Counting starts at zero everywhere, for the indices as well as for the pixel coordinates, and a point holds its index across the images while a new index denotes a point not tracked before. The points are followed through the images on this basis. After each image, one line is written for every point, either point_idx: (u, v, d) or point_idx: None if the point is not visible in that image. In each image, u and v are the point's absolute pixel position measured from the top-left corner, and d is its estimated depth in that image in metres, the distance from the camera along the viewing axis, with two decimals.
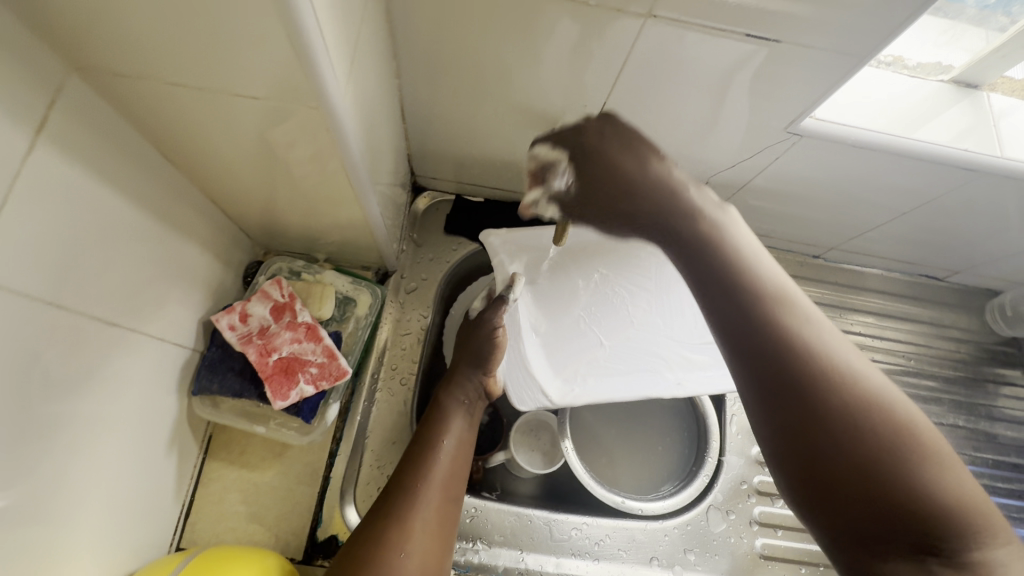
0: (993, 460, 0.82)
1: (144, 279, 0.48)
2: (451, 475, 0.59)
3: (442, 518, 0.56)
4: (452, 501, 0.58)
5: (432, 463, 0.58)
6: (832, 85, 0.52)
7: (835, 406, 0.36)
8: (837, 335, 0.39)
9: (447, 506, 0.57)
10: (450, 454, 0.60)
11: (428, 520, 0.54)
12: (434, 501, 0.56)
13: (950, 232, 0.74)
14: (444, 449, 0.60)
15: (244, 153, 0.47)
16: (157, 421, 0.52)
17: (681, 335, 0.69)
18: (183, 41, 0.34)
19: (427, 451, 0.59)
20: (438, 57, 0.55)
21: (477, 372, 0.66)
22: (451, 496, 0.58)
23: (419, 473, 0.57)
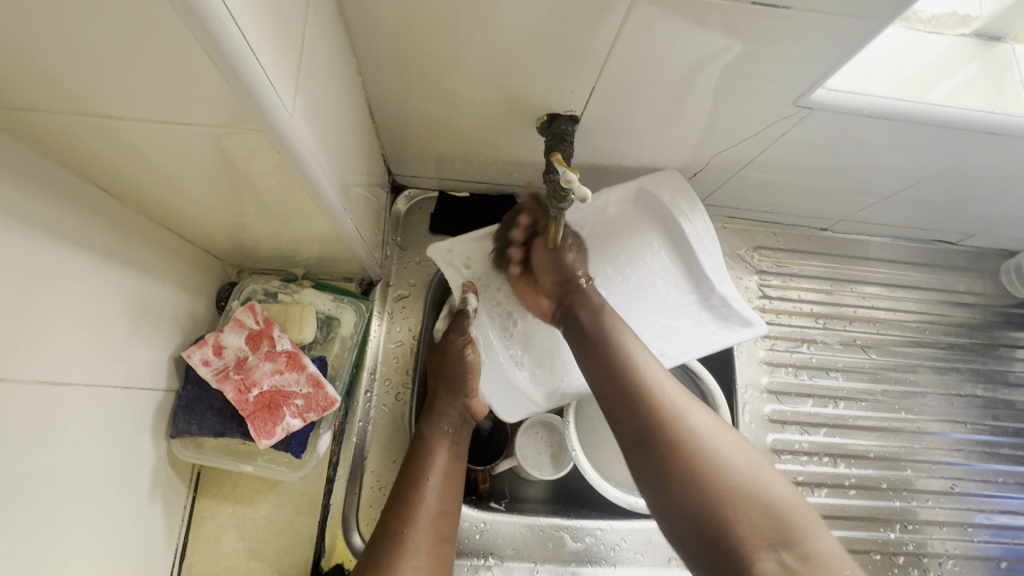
0: (1012, 428, 0.80)
1: (96, 325, 0.44)
2: (441, 513, 0.55)
3: (435, 563, 0.52)
4: (445, 540, 0.54)
5: (419, 505, 0.54)
6: (847, 54, 0.47)
7: (663, 434, 0.50)
8: (672, 396, 0.53)
9: (440, 546, 0.53)
10: (438, 490, 0.56)
11: (420, 569, 0.50)
12: (424, 546, 0.52)
13: (969, 196, 0.70)
14: (430, 487, 0.56)
15: (191, 179, 0.42)
16: (136, 469, 0.49)
17: (659, 306, 0.69)
18: (90, 65, 0.29)
19: (413, 492, 0.55)
20: (403, 49, 0.50)
21: (459, 397, 0.63)
22: (443, 536, 0.54)
23: (406, 519, 0.53)
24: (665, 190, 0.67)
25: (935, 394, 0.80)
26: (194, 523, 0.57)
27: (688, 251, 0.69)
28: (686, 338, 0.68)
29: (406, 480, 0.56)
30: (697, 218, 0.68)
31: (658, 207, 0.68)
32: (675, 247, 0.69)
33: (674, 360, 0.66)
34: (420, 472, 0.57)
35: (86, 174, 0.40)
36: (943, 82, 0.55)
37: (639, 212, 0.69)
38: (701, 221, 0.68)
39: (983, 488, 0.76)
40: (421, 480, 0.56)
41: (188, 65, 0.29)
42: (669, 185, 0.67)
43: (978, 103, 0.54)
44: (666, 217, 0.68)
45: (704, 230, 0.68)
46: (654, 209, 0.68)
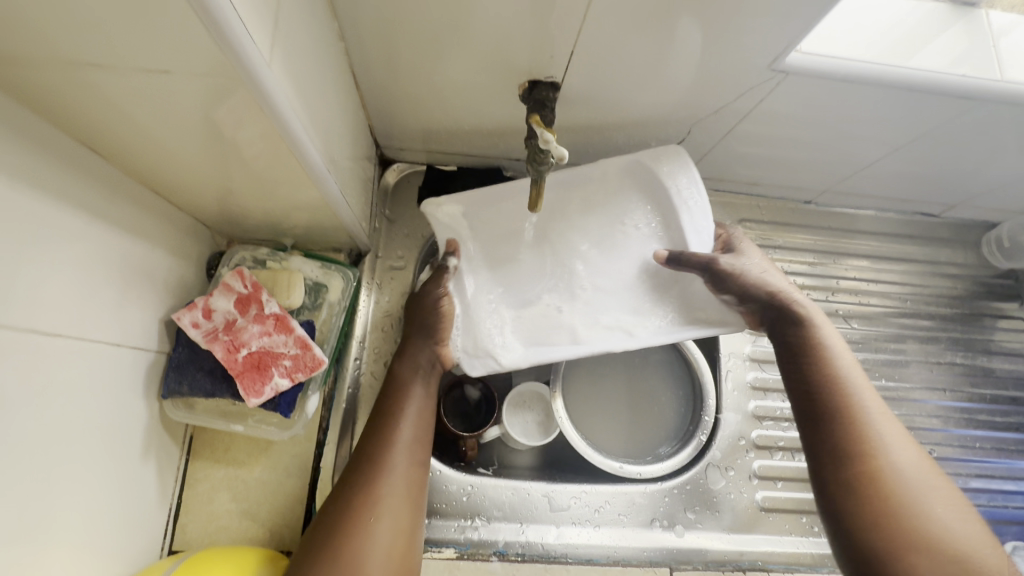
0: (990, 395, 0.81)
1: (86, 284, 0.45)
2: (417, 440, 0.57)
3: (413, 486, 0.54)
4: (420, 467, 0.56)
5: (394, 434, 0.55)
6: (819, 14, 0.48)
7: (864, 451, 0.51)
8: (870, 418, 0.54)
9: (415, 472, 0.55)
10: (410, 434, 0.56)
11: (396, 490, 0.53)
12: (400, 471, 0.54)
13: (950, 165, 0.71)
14: (405, 417, 0.57)
15: (179, 141, 0.43)
16: (128, 428, 0.50)
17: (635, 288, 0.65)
18: (71, 19, 0.29)
19: (389, 420, 0.56)
20: (384, 14, 0.50)
21: (430, 343, 0.62)
22: (418, 462, 0.56)
23: (380, 446, 0.55)
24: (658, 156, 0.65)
25: (917, 362, 0.81)
26: (187, 484, 0.58)
27: (670, 226, 0.66)
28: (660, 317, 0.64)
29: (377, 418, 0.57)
30: (686, 174, 0.64)
31: (653, 177, 0.65)
32: (663, 219, 0.66)
33: (645, 335, 0.63)
34: (392, 415, 0.57)
35: (71, 130, 0.41)
36: (919, 46, 0.55)
37: (633, 180, 0.66)
38: (689, 183, 0.65)
39: (961, 452, 0.78)
40: (393, 423, 0.56)
41: (168, 17, 0.29)
42: (671, 159, 0.65)
43: (953, 67, 0.55)
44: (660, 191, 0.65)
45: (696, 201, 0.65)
46: (649, 179, 0.66)
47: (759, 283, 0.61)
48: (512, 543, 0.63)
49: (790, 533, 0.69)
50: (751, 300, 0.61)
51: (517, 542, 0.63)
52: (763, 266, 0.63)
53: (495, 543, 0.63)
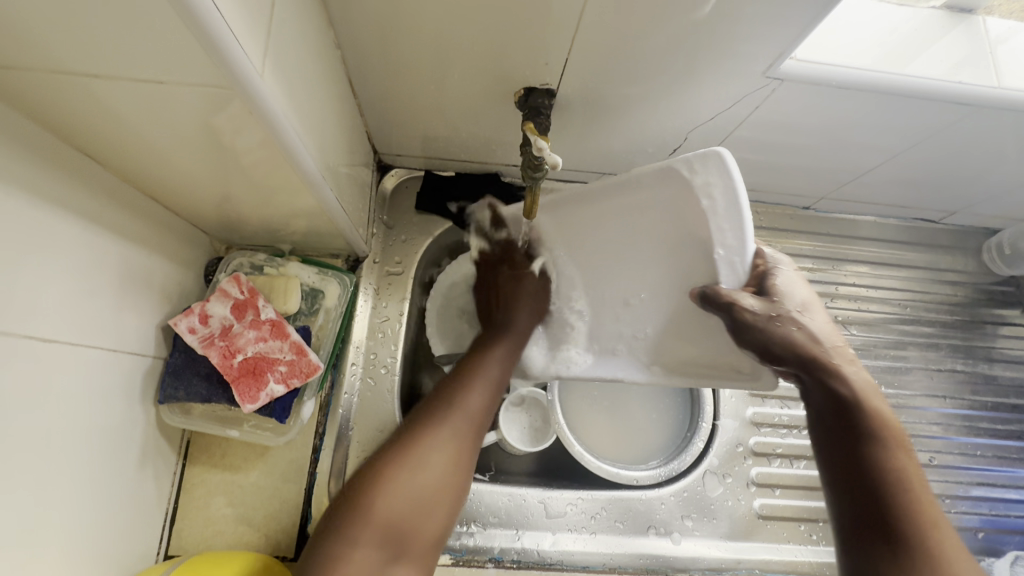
0: (991, 402, 0.81)
1: (84, 289, 0.45)
2: (485, 406, 0.55)
3: (469, 447, 0.53)
4: (480, 429, 0.54)
5: (466, 390, 0.55)
6: (812, 22, 0.48)
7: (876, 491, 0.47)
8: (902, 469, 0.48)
9: (475, 433, 0.53)
10: (484, 386, 0.56)
11: (454, 443, 0.52)
12: (461, 426, 0.53)
13: (949, 172, 0.70)
14: (484, 375, 0.57)
15: (177, 149, 0.43)
16: (125, 432, 0.51)
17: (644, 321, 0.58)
18: (65, 27, 0.30)
19: (466, 376, 0.56)
20: (380, 23, 0.51)
21: (524, 310, 0.62)
22: (481, 425, 0.54)
23: (453, 398, 0.54)
24: (696, 165, 0.48)
25: (918, 369, 0.81)
26: (184, 489, 0.59)
27: (694, 253, 0.53)
28: (673, 350, 0.58)
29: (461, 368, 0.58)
30: (728, 193, 0.48)
31: (688, 196, 0.50)
32: (687, 239, 0.53)
33: (659, 376, 0.59)
34: (471, 369, 0.57)
35: (68, 137, 0.41)
36: (915, 53, 0.55)
37: (656, 194, 0.52)
38: (723, 197, 0.49)
39: (962, 460, 0.77)
40: (478, 372, 0.57)
41: (162, 29, 0.30)
42: (711, 166, 0.48)
43: (949, 74, 0.55)
44: (688, 206, 0.50)
45: (729, 222, 0.50)
46: (678, 197, 0.51)
47: (789, 339, 0.52)
48: (508, 550, 0.63)
49: (788, 541, 0.68)
50: (778, 357, 0.53)
51: (513, 549, 0.63)
52: (795, 318, 0.53)
53: (490, 550, 0.63)
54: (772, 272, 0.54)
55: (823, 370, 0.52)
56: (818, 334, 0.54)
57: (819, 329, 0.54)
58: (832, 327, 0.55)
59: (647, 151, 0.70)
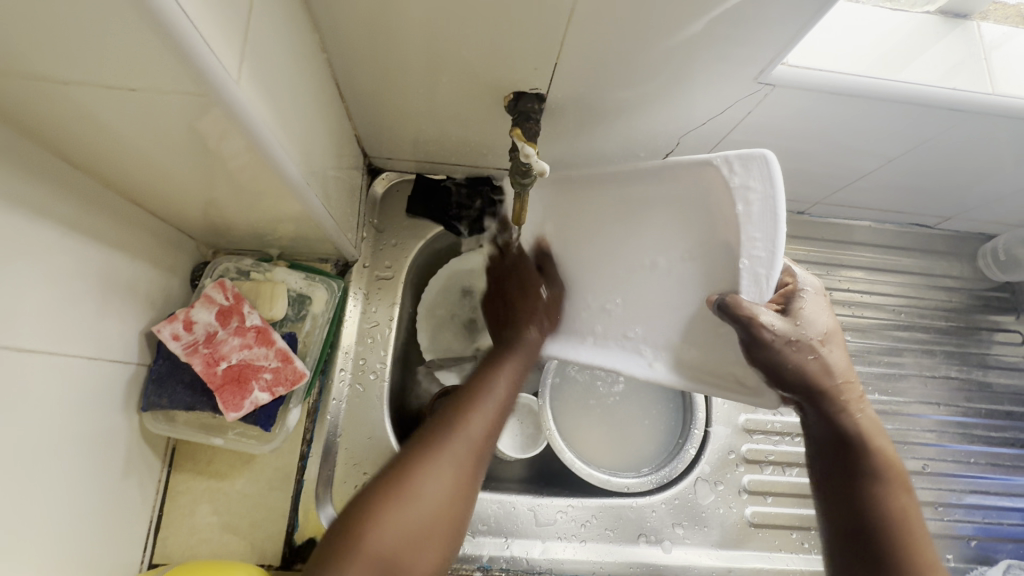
0: (986, 410, 0.80)
1: (64, 297, 0.45)
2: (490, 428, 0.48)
3: (470, 477, 0.45)
4: (483, 459, 0.46)
5: (469, 412, 0.48)
6: (802, 28, 0.48)
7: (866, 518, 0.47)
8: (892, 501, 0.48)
9: (476, 461, 0.46)
10: (489, 411, 0.48)
11: (454, 475, 0.44)
12: (461, 454, 0.45)
13: (944, 178, 0.70)
14: (489, 398, 0.50)
15: (158, 155, 0.43)
16: (107, 441, 0.50)
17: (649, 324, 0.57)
18: (35, 36, 0.29)
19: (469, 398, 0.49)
20: (366, 26, 0.50)
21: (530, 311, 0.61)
22: (485, 452, 0.47)
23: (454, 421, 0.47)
24: (733, 166, 0.48)
25: (913, 376, 0.80)
26: (169, 497, 0.58)
27: (718, 255, 0.52)
28: (680, 349, 0.56)
29: (464, 388, 0.51)
30: (765, 202, 0.47)
31: (722, 199, 0.50)
32: (715, 245, 0.52)
33: (662, 374, 0.56)
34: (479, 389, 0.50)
35: (46, 143, 0.41)
36: (909, 59, 0.55)
37: (689, 189, 0.52)
38: (760, 207, 0.48)
39: (956, 468, 0.77)
40: (478, 399, 0.49)
41: (133, 37, 0.29)
42: (750, 169, 0.48)
43: (943, 80, 0.54)
44: (720, 209, 0.51)
45: (760, 232, 0.48)
46: (710, 195, 0.51)
47: (802, 366, 0.50)
48: (497, 558, 0.62)
49: (780, 549, 0.68)
50: (786, 384, 0.50)
51: (501, 557, 0.62)
52: (814, 348, 0.50)
53: (479, 558, 0.62)
54: (798, 295, 0.52)
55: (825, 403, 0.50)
56: (833, 368, 0.50)
57: (836, 364, 0.51)
58: (850, 363, 0.52)
59: (640, 155, 0.70)
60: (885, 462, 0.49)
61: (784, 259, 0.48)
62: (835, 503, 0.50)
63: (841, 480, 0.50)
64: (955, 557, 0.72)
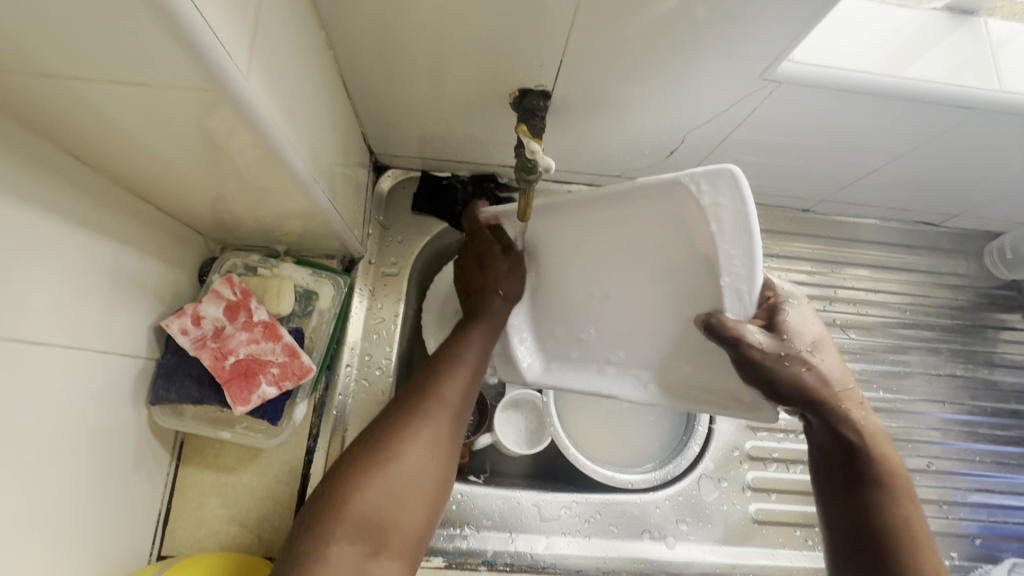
0: (991, 408, 0.80)
1: (75, 292, 0.45)
2: (462, 397, 0.51)
3: (447, 441, 0.48)
4: (459, 422, 0.50)
5: (443, 379, 0.50)
6: (807, 25, 0.48)
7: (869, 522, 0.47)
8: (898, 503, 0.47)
9: (453, 425, 0.49)
10: (461, 378, 0.51)
11: (433, 444, 0.47)
12: (440, 422, 0.48)
13: (950, 175, 0.69)
14: (461, 368, 0.52)
15: (167, 151, 0.43)
16: (117, 434, 0.51)
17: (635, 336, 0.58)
18: (49, 34, 0.30)
19: (442, 368, 0.51)
20: (371, 23, 0.50)
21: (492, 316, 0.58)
22: (460, 417, 0.50)
23: (428, 388, 0.49)
24: (701, 185, 0.43)
25: (918, 374, 0.80)
26: (177, 490, 0.59)
27: (697, 272, 0.49)
28: (676, 358, 0.57)
29: (436, 360, 0.53)
30: (737, 217, 0.43)
31: (694, 217, 0.45)
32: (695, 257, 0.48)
33: (653, 394, 0.59)
34: (452, 356, 0.53)
35: (58, 140, 0.41)
36: (914, 55, 0.55)
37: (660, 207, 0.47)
38: (731, 219, 0.44)
39: (961, 466, 0.76)
40: (451, 365, 0.52)
41: (144, 34, 0.30)
42: (722, 187, 0.42)
43: (949, 76, 0.54)
44: (696, 226, 0.46)
45: (737, 246, 0.45)
46: (685, 216, 0.46)
47: (795, 381, 0.50)
48: (501, 553, 0.63)
49: (784, 546, 0.68)
50: (781, 397, 0.50)
51: (506, 552, 0.63)
52: (804, 359, 0.50)
53: (484, 553, 0.62)
54: (782, 307, 0.52)
55: (823, 410, 0.50)
56: (828, 375, 0.50)
57: (830, 370, 0.51)
58: (844, 367, 0.52)
59: (645, 152, 0.70)
60: (894, 464, 0.49)
61: (763, 273, 0.46)
62: (836, 504, 0.50)
63: (843, 482, 0.50)
64: (960, 555, 0.72)
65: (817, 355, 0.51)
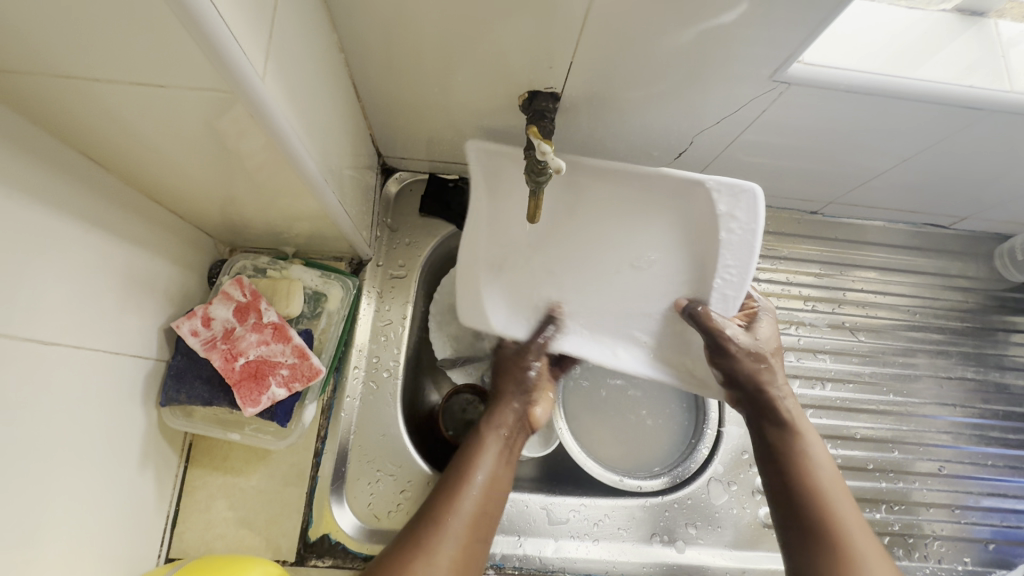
0: (1002, 411, 0.79)
1: (86, 293, 0.45)
2: (483, 513, 0.54)
3: (468, 560, 0.50)
4: (480, 542, 0.52)
5: (460, 497, 0.53)
6: (817, 27, 0.48)
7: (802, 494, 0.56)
8: (822, 473, 0.58)
9: (475, 546, 0.52)
10: (480, 496, 0.54)
11: (454, 560, 0.49)
12: (460, 540, 0.51)
13: (959, 177, 0.69)
14: (477, 483, 0.55)
15: (180, 153, 0.43)
16: (126, 435, 0.51)
17: (618, 313, 0.68)
18: (66, 33, 0.30)
19: (459, 484, 0.54)
20: (382, 26, 0.50)
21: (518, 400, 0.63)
22: (482, 534, 0.53)
23: (447, 508, 0.52)
24: (723, 193, 0.60)
25: (927, 377, 0.79)
26: (185, 491, 0.59)
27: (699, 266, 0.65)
28: None
29: (455, 462, 0.57)
30: (745, 234, 0.61)
31: (707, 219, 0.62)
32: (699, 248, 0.64)
33: None
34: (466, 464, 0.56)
35: (70, 140, 0.41)
36: (925, 56, 0.55)
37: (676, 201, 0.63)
38: (740, 233, 0.62)
39: (973, 470, 0.76)
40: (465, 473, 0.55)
41: (162, 33, 0.30)
42: (747, 205, 0.60)
43: (960, 78, 0.54)
44: (708, 224, 0.62)
45: (738, 254, 0.62)
46: (691, 210, 0.62)
47: (751, 371, 0.62)
48: (510, 556, 0.62)
49: None
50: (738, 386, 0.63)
51: (514, 555, 0.62)
52: (765, 358, 0.63)
53: (492, 556, 0.62)
54: (758, 315, 0.66)
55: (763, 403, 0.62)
56: (776, 378, 0.63)
57: (779, 374, 0.63)
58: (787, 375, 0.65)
59: (652, 154, 0.70)
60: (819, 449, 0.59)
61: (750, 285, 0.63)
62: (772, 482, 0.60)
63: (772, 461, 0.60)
64: (973, 560, 0.71)
65: (767, 358, 0.63)
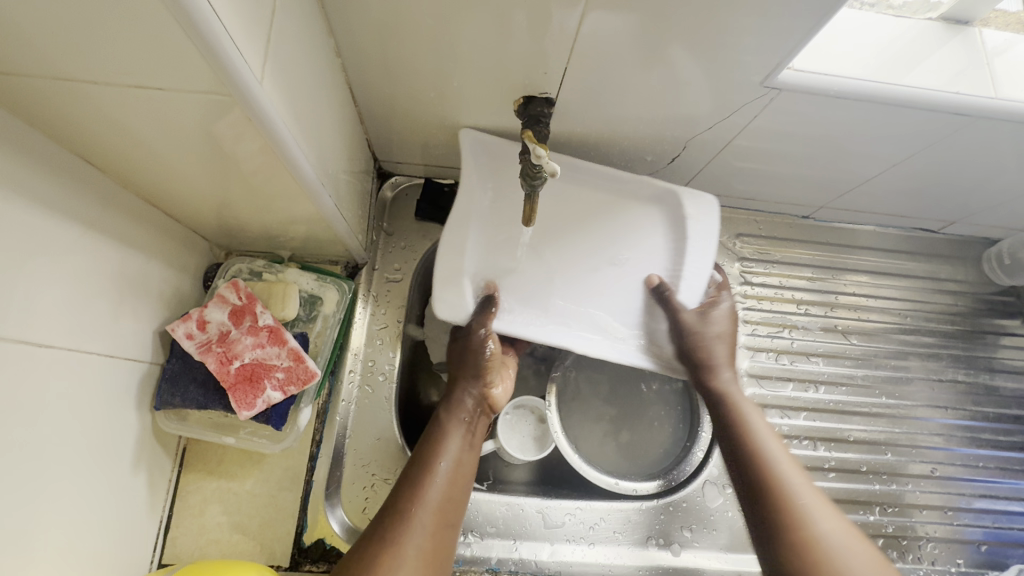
0: (993, 414, 0.80)
1: (81, 296, 0.45)
2: (448, 500, 0.53)
3: (436, 548, 0.49)
4: (448, 527, 0.51)
5: (424, 487, 0.52)
6: (806, 35, 0.49)
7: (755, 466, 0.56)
8: (770, 445, 0.58)
9: (444, 531, 0.51)
10: (446, 480, 0.54)
11: (421, 550, 0.48)
12: (427, 526, 0.50)
13: (947, 182, 0.70)
14: (441, 471, 0.54)
15: (177, 156, 0.44)
16: (120, 438, 0.50)
17: (612, 307, 0.69)
18: (65, 35, 0.30)
19: (422, 472, 0.54)
20: (379, 32, 0.51)
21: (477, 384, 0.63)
22: (449, 521, 0.52)
23: (410, 495, 0.51)
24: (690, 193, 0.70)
25: (918, 380, 0.80)
26: (178, 496, 0.58)
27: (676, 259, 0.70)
28: None
29: (424, 443, 0.57)
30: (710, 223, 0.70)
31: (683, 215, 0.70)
32: (674, 242, 0.70)
33: None
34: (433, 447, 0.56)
35: (66, 143, 0.42)
36: (912, 63, 0.56)
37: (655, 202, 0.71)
38: (707, 223, 0.70)
39: (965, 472, 0.76)
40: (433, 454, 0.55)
41: (161, 36, 0.30)
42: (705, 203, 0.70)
43: (947, 85, 0.55)
44: (681, 221, 0.70)
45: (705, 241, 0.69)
46: (671, 211, 0.71)
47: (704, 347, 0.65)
48: (505, 560, 0.62)
49: None
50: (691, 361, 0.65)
51: (510, 559, 0.62)
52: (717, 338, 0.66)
53: (488, 560, 0.62)
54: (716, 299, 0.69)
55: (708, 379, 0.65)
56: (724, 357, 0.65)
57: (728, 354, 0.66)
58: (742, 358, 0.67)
59: (646, 159, 0.71)
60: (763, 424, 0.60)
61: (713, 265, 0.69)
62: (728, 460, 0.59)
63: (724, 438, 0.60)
64: (966, 561, 0.71)
65: (719, 338, 0.66)
